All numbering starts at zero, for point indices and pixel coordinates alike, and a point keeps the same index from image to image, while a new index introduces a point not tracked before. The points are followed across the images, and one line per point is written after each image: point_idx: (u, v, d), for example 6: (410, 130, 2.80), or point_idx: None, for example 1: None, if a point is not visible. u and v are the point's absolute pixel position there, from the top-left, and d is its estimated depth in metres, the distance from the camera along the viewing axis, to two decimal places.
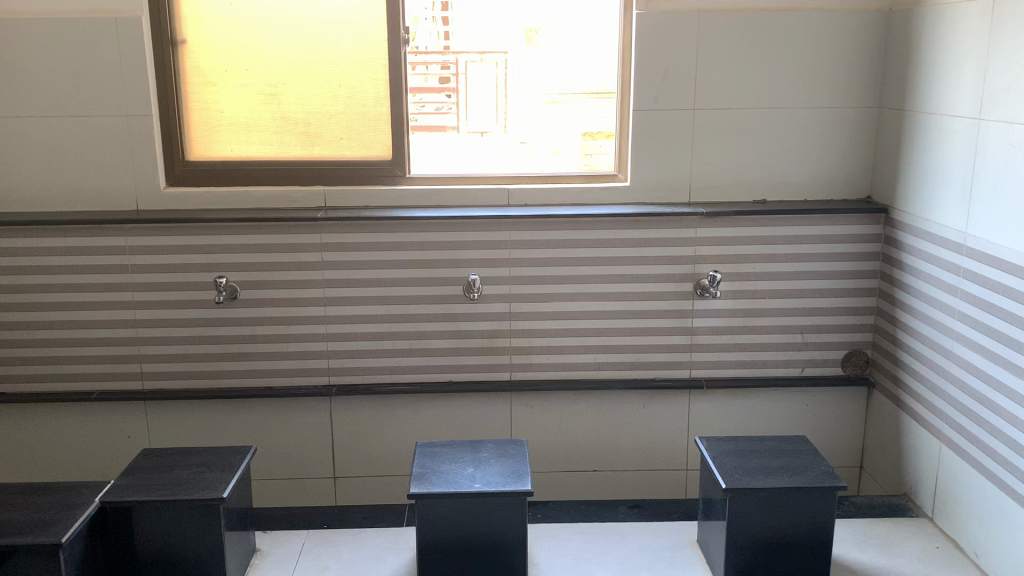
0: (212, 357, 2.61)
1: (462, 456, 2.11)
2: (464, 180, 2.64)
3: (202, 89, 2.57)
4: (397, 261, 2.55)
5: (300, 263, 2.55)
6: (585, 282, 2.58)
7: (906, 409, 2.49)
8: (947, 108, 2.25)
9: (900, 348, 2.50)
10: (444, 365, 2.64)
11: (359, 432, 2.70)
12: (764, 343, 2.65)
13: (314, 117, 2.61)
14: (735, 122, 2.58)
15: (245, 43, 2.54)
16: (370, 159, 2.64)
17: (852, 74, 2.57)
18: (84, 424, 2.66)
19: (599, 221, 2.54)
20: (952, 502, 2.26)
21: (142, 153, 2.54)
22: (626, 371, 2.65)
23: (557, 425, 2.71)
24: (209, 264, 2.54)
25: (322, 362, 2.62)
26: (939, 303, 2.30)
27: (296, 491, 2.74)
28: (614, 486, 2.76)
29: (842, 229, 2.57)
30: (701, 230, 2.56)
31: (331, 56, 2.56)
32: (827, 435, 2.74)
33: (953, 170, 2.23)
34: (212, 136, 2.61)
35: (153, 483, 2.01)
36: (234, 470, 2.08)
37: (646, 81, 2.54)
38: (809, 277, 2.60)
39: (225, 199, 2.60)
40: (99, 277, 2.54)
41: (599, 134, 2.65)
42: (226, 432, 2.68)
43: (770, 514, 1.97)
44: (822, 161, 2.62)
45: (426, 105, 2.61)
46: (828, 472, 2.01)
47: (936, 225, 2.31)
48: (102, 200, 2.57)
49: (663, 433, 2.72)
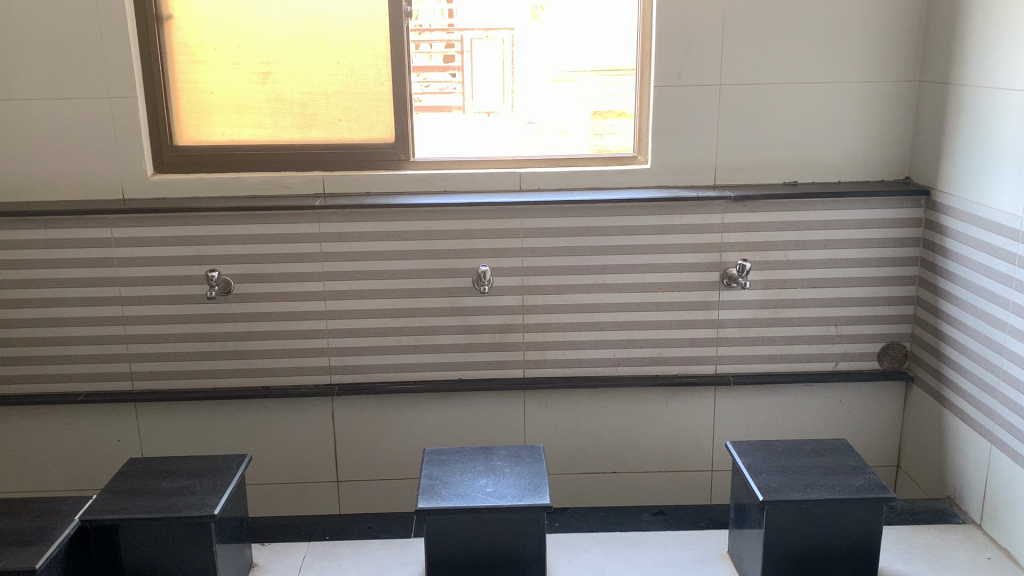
0: (206, 355, 2.45)
1: (473, 466, 1.94)
2: (473, 163, 2.47)
3: (191, 69, 2.39)
4: (402, 251, 2.38)
5: (298, 255, 2.38)
6: (604, 272, 2.41)
7: (949, 406, 2.32)
8: (1002, 80, 2.05)
9: (945, 341, 2.33)
10: (453, 362, 2.47)
11: (363, 433, 2.53)
12: (795, 335, 2.47)
13: (312, 97, 2.43)
14: (763, 99, 2.39)
15: (237, 20, 2.36)
16: (371, 142, 2.46)
17: (890, 46, 2.37)
18: (71, 427, 2.50)
19: (619, 207, 2.36)
20: (1004, 509, 2.09)
21: (127, 137, 2.37)
22: (648, 367, 2.48)
23: (574, 425, 2.54)
24: (200, 257, 2.37)
25: (323, 360, 2.46)
26: (992, 294, 2.11)
27: (297, 496, 2.58)
28: (635, 490, 2.60)
29: (880, 212, 2.39)
30: (729, 216, 2.38)
31: (328, 31, 2.38)
32: (862, 432, 2.57)
33: (1008, 149, 2.03)
34: (203, 119, 2.44)
35: (138, 499, 1.85)
36: (225, 484, 1.91)
37: (667, 54, 2.35)
38: (843, 264, 2.42)
39: (215, 186, 2.42)
40: (83, 272, 2.37)
41: (610, 113, 2.46)
42: (222, 436, 2.53)
43: (812, 528, 1.81)
44: (858, 140, 2.44)
45: (430, 85, 2.43)
46: (874, 481, 1.85)
47: (987, 208, 2.11)
48: (86, 189, 2.40)
49: (687, 433, 2.55)
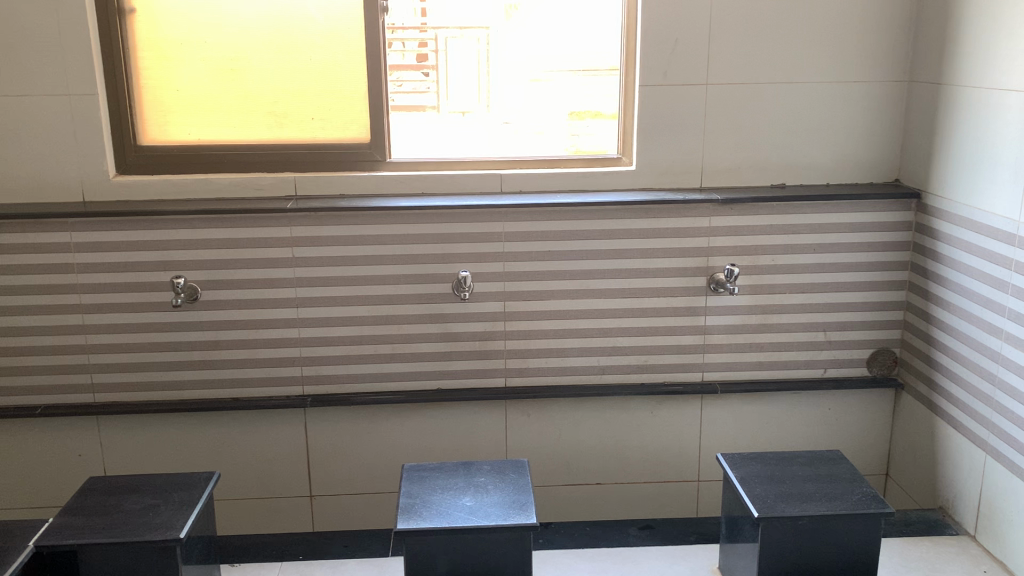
0: (172, 365, 2.33)
1: (454, 483, 1.85)
2: (452, 164, 2.38)
3: (155, 65, 2.28)
4: (378, 256, 2.28)
5: (269, 261, 2.27)
6: (588, 277, 2.33)
7: (941, 414, 2.27)
8: (997, 81, 2.00)
9: (936, 348, 2.28)
10: (432, 371, 2.38)
11: (339, 446, 2.43)
12: (783, 342, 2.41)
13: (283, 96, 2.32)
14: (748, 99, 2.32)
15: (203, 14, 2.24)
16: (345, 142, 2.36)
17: (878, 46, 2.32)
18: (28, 442, 2.37)
19: (604, 211, 2.28)
20: (998, 520, 2.05)
21: (88, 137, 2.25)
22: (634, 376, 2.41)
23: (558, 436, 2.46)
24: (165, 262, 2.26)
25: (295, 370, 2.36)
26: (987, 300, 2.06)
27: (269, 511, 2.47)
28: (621, 502, 2.52)
29: (870, 216, 2.33)
30: (716, 219, 2.31)
31: (300, 26, 2.27)
32: (851, 440, 2.52)
33: (1005, 151, 1.98)
34: (168, 118, 2.32)
35: (98, 522, 1.73)
36: (191, 503, 1.80)
37: (652, 52, 2.28)
38: (832, 269, 2.36)
39: (181, 188, 2.31)
40: (40, 278, 2.25)
41: (587, 113, 2.38)
42: (189, 450, 2.41)
43: (809, 545, 1.74)
44: (845, 143, 2.38)
45: (403, 85, 2.34)
46: (870, 496, 1.78)
47: (981, 212, 2.06)
48: (44, 191, 2.28)
49: (673, 443, 2.48)
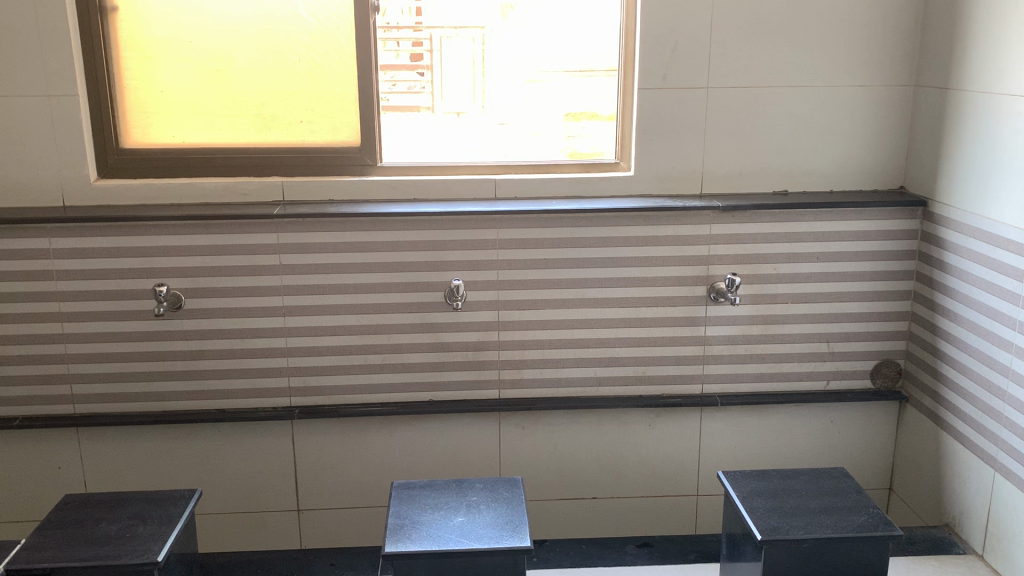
0: (155, 375, 2.26)
1: (445, 503, 1.78)
2: (444, 168, 2.30)
3: (139, 65, 2.20)
4: (368, 263, 2.21)
5: (256, 269, 2.20)
6: (585, 286, 2.26)
7: (947, 428, 2.20)
8: (1007, 86, 1.93)
9: (942, 359, 2.21)
10: (423, 382, 2.31)
11: (327, 458, 2.36)
12: (784, 354, 2.35)
13: (270, 97, 2.24)
14: (750, 102, 2.26)
15: (189, 13, 2.17)
16: (335, 146, 2.28)
17: (884, 48, 2.25)
18: (6, 454, 2.29)
19: (601, 218, 2.21)
20: (1007, 540, 1.98)
21: (68, 140, 2.17)
22: (632, 387, 2.34)
23: (553, 449, 2.39)
24: (148, 269, 2.18)
25: (282, 381, 2.28)
26: (996, 312, 1.99)
27: (255, 525, 2.40)
28: (616, 517, 2.46)
29: (874, 224, 2.27)
30: (716, 227, 2.24)
31: (288, 26, 2.20)
32: (853, 453, 2.45)
33: (1015, 159, 1.91)
34: (151, 120, 2.25)
35: (72, 543, 1.65)
36: (171, 522, 1.72)
37: (651, 54, 2.21)
38: (836, 279, 2.29)
39: (165, 193, 2.23)
40: (18, 286, 2.17)
41: (584, 114, 2.31)
42: (172, 463, 2.34)
43: (815, 569, 1.67)
44: (850, 147, 2.31)
45: (397, 84, 2.26)
46: (879, 517, 1.71)
47: (990, 222, 1.99)
48: (22, 195, 2.20)
49: (672, 456, 2.41)
